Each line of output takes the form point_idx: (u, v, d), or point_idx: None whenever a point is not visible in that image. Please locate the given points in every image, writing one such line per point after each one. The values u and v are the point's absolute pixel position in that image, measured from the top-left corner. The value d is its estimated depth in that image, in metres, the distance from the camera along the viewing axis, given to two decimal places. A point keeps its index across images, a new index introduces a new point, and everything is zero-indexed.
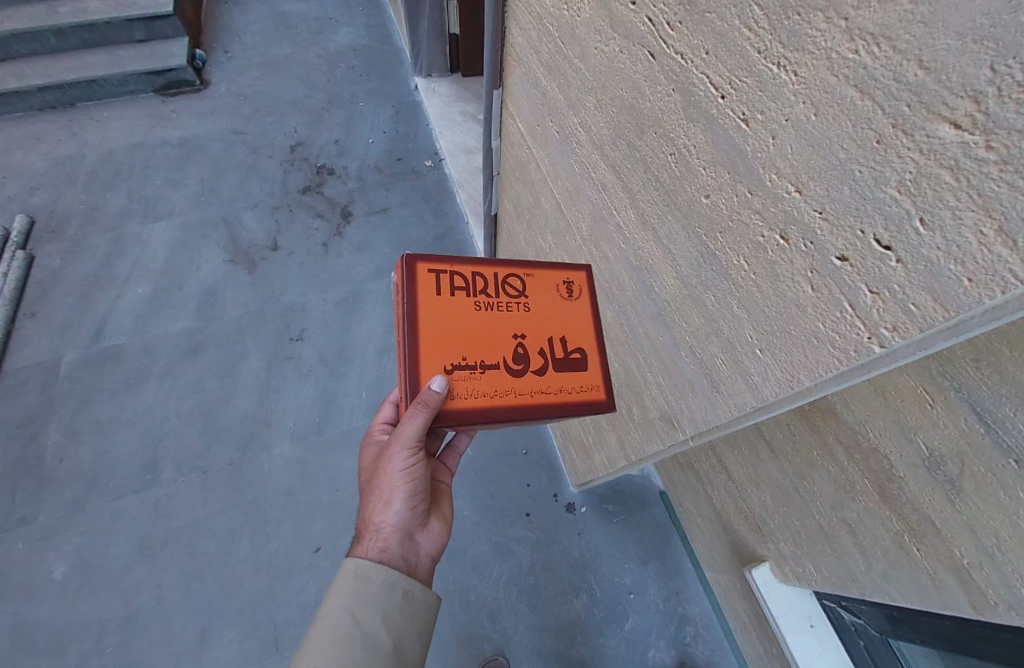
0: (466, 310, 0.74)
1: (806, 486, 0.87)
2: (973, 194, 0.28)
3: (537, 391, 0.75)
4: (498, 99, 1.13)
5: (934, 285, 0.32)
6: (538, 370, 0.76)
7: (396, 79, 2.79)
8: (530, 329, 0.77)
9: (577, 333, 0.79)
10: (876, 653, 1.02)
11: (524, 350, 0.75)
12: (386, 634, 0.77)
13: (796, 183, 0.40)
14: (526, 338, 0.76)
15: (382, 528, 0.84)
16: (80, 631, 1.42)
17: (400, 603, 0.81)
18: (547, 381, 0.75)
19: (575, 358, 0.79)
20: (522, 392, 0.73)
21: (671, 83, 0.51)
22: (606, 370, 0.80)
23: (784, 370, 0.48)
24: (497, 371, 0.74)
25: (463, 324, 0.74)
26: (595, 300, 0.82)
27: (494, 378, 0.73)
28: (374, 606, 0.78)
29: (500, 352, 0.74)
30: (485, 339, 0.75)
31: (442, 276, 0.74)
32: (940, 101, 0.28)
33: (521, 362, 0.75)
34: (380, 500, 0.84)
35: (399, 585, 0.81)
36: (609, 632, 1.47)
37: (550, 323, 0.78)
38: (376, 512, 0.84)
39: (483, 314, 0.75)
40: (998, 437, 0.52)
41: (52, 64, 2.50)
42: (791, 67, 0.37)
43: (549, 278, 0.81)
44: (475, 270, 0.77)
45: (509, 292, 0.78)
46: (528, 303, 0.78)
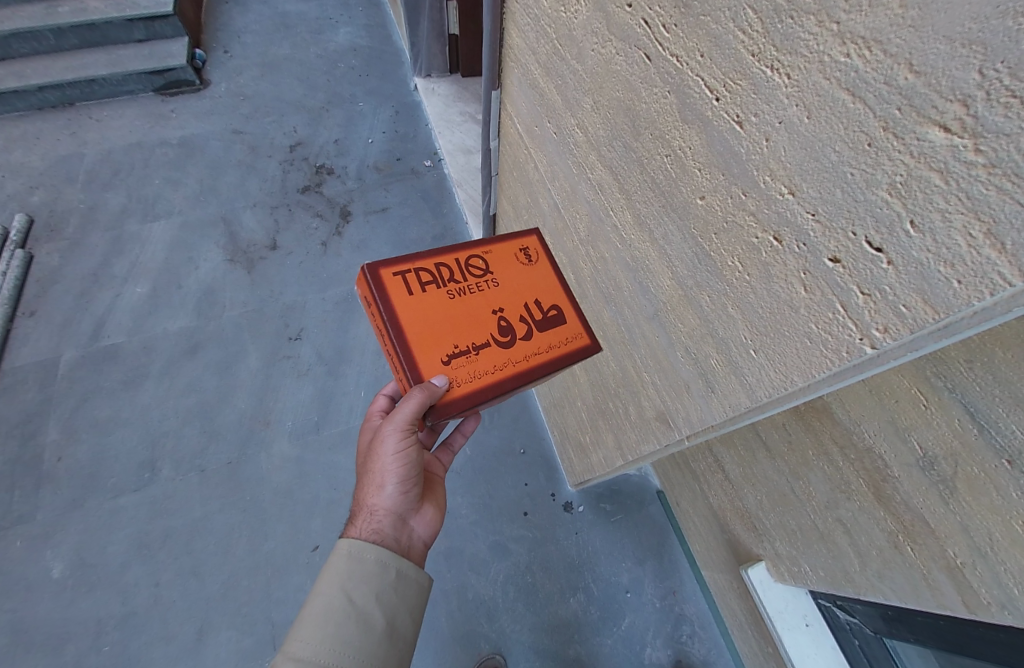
0: (443, 301, 0.80)
1: (802, 486, 0.87)
2: (962, 197, 0.29)
3: (529, 354, 0.80)
4: (497, 100, 1.14)
5: (924, 286, 0.33)
6: (524, 336, 0.82)
7: (396, 80, 2.79)
8: (504, 302, 0.83)
9: (548, 294, 0.87)
10: (871, 653, 1.02)
11: (507, 321, 0.81)
12: (379, 613, 0.78)
13: (789, 184, 0.40)
14: (504, 311, 0.83)
15: (376, 510, 0.84)
16: (78, 629, 1.43)
17: (392, 583, 0.81)
18: (535, 343, 0.81)
19: (554, 316, 0.86)
20: (517, 359, 0.79)
21: (666, 85, 0.51)
22: (583, 317, 0.88)
23: (777, 370, 0.48)
24: (489, 348, 0.79)
25: (441, 314, 0.79)
26: (550, 261, 0.91)
27: (488, 354, 0.78)
28: (367, 586, 0.79)
29: (486, 331, 0.80)
30: (468, 323, 0.80)
31: (407, 275, 0.79)
32: (930, 104, 0.29)
33: (508, 332, 0.81)
34: (374, 482, 0.84)
35: (393, 567, 0.81)
36: (606, 630, 1.47)
37: (521, 292, 0.85)
38: (370, 494, 0.85)
39: (458, 300, 0.81)
40: (991, 438, 0.52)
41: (51, 64, 2.50)
42: (784, 70, 0.37)
43: (506, 251, 0.89)
44: (438, 263, 0.83)
45: (475, 273, 0.84)
46: (495, 279, 0.85)
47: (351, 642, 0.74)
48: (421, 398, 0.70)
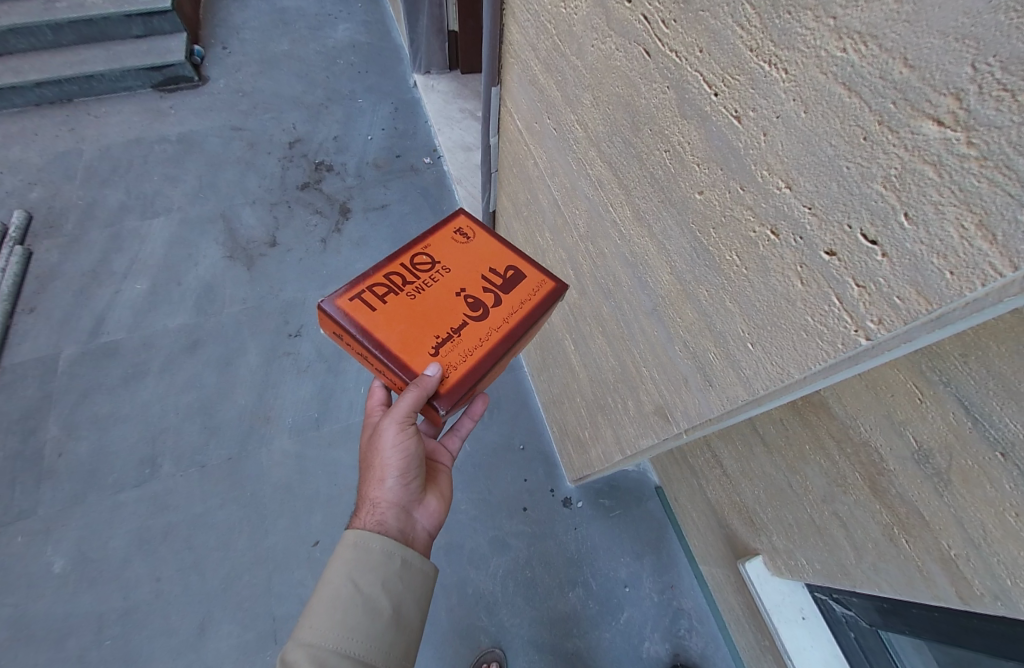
0: (407, 303, 0.83)
1: (799, 480, 0.88)
2: (955, 190, 0.29)
3: (505, 317, 0.84)
4: (497, 97, 1.14)
5: (917, 278, 0.33)
6: (494, 303, 0.85)
7: (395, 76, 2.79)
8: (461, 282, 0.87)
9: (499, 258, 0.90)
10: (867, 645, 1.04)
11: (472, 297, 0.85)
12: (386, 600, 0.79)
13: (786, 179, 0.41)
14: (466, 289, 0.86)
15: (379, 503, 0.85)
16: (80, 623, 1.43)
17: (398, 572, 0.82)
18: (506, 306, 0.85)
19: (514, 275, 0.88)
20: (496, 326, 0.83)
21: (665, 81, 0.52)
22: (540, 264, 0.90)
23: (774, 364, 0.49)
24: (469, 326, 0.82)
25: (412, 316, 0.82)
26: (486, 227, 0.93)
27: (469, 331, 0.82)
28: (374, 574, 0.79)
29: (459, 313, 0.83)
30: (439, 313, 0.83)
31: (361, 297, 0.82)
32: (923, 98, 0.29)
33: (478, 306, 0.84)
34: (375, 477, 0.85)
35: (398, 555, 0.82)
36: (605, 624, 1.48)
37: (472, 267, 0.88)
38: (372, 488, 0.86)
39: (421, 298, 0.84)
40: (985, 430, 0.53)
41: (50, 60, 2.49)
42: (782, 65, 0.38)
43: (441, 236, 0.91)
44: (386, 274, 0.85)
45: (424, 267, 0.87)
46: (445, 265, 0.87)
47: (359, 628, 0.75)
48: (417, 390, 0.74)
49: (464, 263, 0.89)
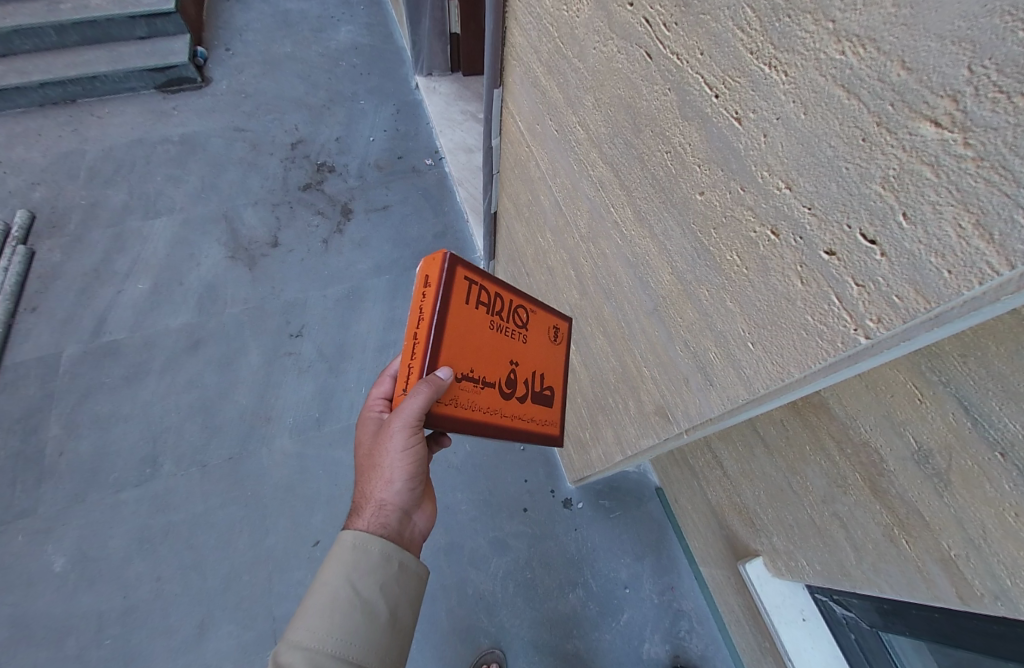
0: (485, 323, 0.78)
1: (799, 480, 0.88)
2: (953, 190, 0.30)
3: (515, 416, 0.84)
4: (498, 99, 1.15)
5: (916, 277, 0.34)
6: (521, 396, 0.85)
7: (397, 78, 2.80)
8: (521, 356, 0.85)
9: (550, 374, 0.92)
10: (867, 647, 1.04)
11: (515, 376, 0.84)
12: (382, 602, 0.79)
13: (786, 179, 0.41)
14: (518, 364, 0.85)
15: (384, 504, 0.84)
16: (80, 623, 1.43)
17: (395, 575, 0.82)
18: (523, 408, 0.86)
19: (544, 396, 0.92)
20: (506, 414, 0.82)
21: (666, 83, 0.52)
22: (563, 409, 0.96)
23: (775, 363, 0.49)
24: (492, 390, 0.80)
25: (479, 335, 0.77)
26: (567, 346, 0.96)
27: (489, 396, 0.79)
28: (371, 576, 0.80)
29: (497, 372, 0.80)
30: (489, 355, 0.79)
31: (473, 284, 0.76)
32: (921, 99, 0.30)
33: (512, 387, 0.83)
34: (382, 479, 0.84)
35: (395, 559, 0.82)
36: (605, 626, 1.48)
37: (537, 359, 0.89)
38: (377, 489, 0.85)
39: (494, 331, 0.80)
40: (985, 430, 0.53)
41: (53, 61, 2.51)
42: (782, 68, 0.38)
43: (543, 312, 0.91)
44: (497, 291, 0.81)
45: (514, 315, 0.85)
46: (526, 332, 0.86)
47: (357, 630, 0.75)
48: (428, 389, 0.67)
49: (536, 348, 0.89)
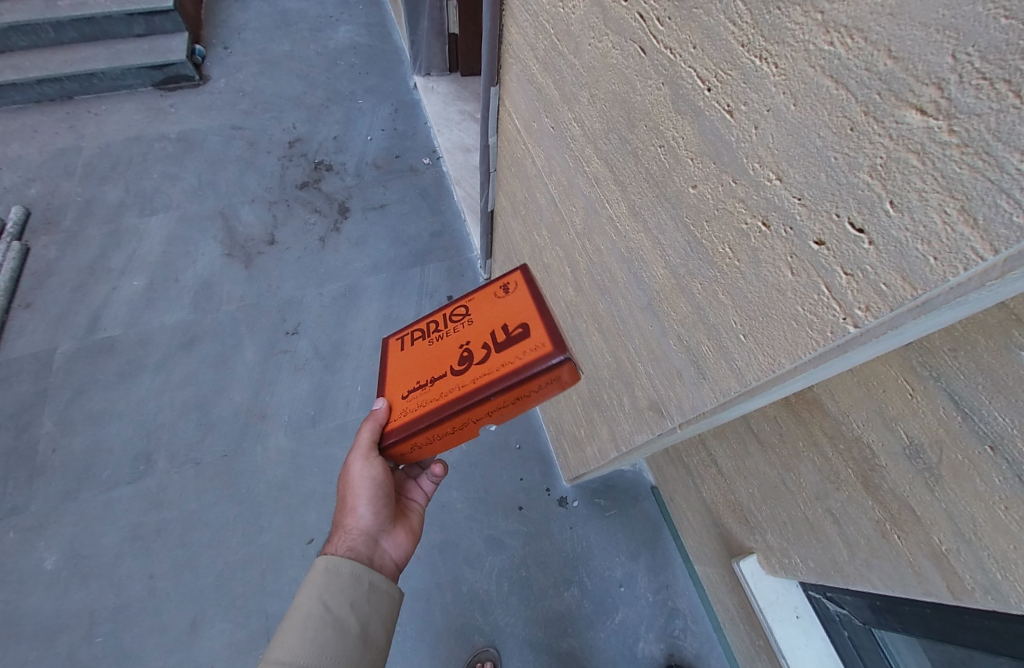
0: (423, 349, 0.86)
1: (792, 477, 0.88)
2: (938, 177, 0.30)
3: (480, 378, 0.73)
4: (495, 96, 1.15)
5: (903, 264, 0.34)
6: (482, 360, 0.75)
7: (395, 78, 2.80)
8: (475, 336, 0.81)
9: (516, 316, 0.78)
10: (860, 644, 1.04)
11: (468, 352, 0.78)
12: (354, 619, 0.79)
13: (776, 171, 0.42)
14: (471, 343, 0.79)
15: (350, 530, 0.88)
16: (71, 620, 1.43)
17: (366, 594, 0.83)
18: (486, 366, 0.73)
19: (517, 335, 0.75)
20: (465, 383, 0.73)
21: (660, 77, 0.53)
22: (553, 329, 0.73)
23: (765, 354, 0.50)
24: (443, 378, 0.78)
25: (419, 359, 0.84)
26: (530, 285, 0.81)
27: (437, 384, 0.77)
28: (344, 595, 0.80)
29: (447, 364, 0.80)
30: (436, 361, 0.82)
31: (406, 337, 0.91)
32: (906, 88, 0.30)
33: (465, 361, 0.77)
34: (349, 504, 0.89)
35: (365, 579, 0.83)
36: (599, 624, 1.48)
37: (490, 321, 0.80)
38: (346, 517, 0.90)
39: (437, 344, 0.85)
40: (974, 425, 0.54)
41: (50, 57, 2.50)
42: (772, 59, 0.39)
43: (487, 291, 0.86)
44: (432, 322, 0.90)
45: (456, 319, 0.86)
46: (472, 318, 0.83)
47: (329, 649, 0.75)
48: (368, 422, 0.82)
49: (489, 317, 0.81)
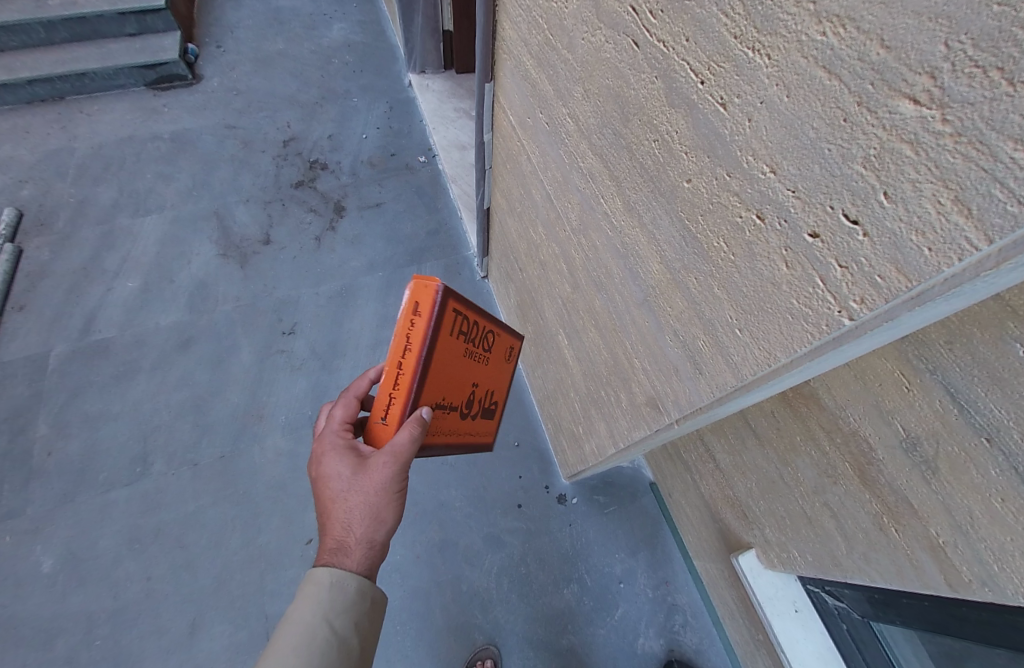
0: (460, 356, 0.86)
1: (790, 472, 0.88)
2: (932, 167, 0.30)
3: (464, 430, 0.99)
4: (490, 93, 1.15)
5: (897, 256, 0.34)
6: (471, 412, 0.99)
7: (390, 75, 2.79)
8: (479, 379, 0.96)
9: (498, 394, 1.08)
10: (859, 636, 1.04)
11: (472, 396, 0.97)
12: (356, 637, 0.78)
13: (771, 163, 0.41)
14: (477, 387, 0.97)
15: (372, 543, 0.80)
16: (69, 624, 1.42)
17: (369, 609, 0.81)
18: (469, 423, 1.00)
19: (490, 410, 1.08)
20: (458, 430, 0.96)
21: (653, 71, 0.52)
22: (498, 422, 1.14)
23: (761, 348, 0.49)
24: (455, 411, 0.92)
25: (455, 369, 0.85)
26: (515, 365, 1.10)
27: (453, 418, 0.92)
28: (348, 612, 0.78)
29: (461, 397, 0.92)
30: (460, 383, 0.89)
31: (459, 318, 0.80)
32: (899, 78, 0.30)
33: (467, 405, 0.96)
34: (374, 518, 0.79)
35: (369, 595, 0.81)
36: (599, 621, 1.49)
37: (492, 382, 1.03)
38: (366, 529, 0.79)
39: (467, 361, 0.89)
40: (971, 418, 0.54)
41: (40, 57, 2.47)
42: (764, 51, 0.38)
43: (506, 348, 1.03)
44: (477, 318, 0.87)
45: (484, 347, 0.94)
46: (489, 359, 0.98)
47: None
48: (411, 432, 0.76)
49: (494, 374, 1.03)
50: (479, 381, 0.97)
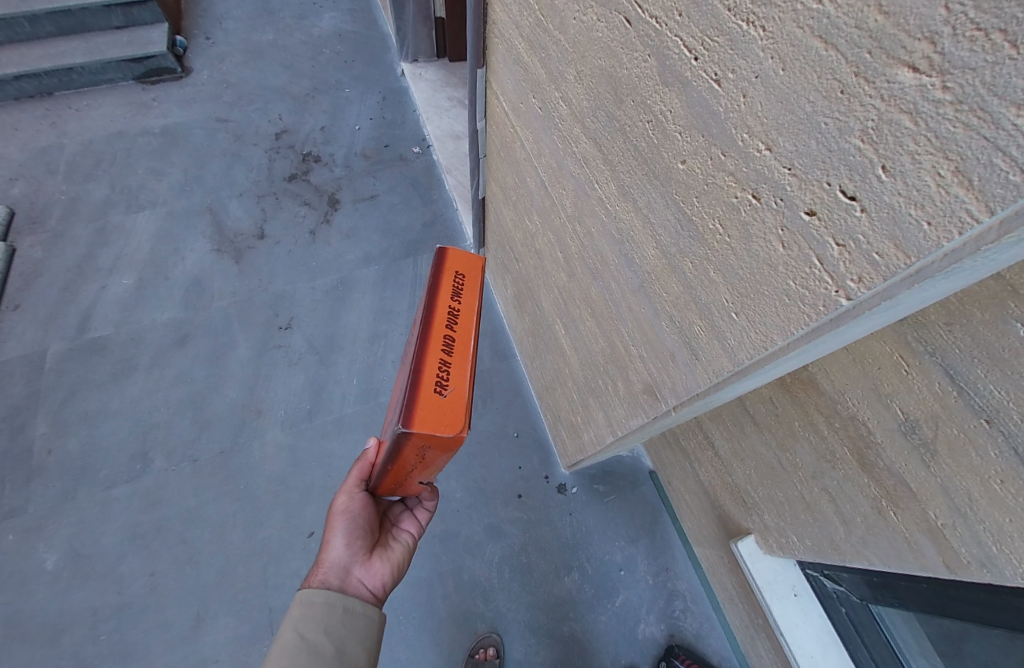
0: (398, 377, 0.95)
1: (789, 457, 0.88)
2: (931, 138, 0.29)
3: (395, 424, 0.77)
4: (482, 79, 1.12)
5: (896, 232, 0.33)
6: (396, 402, 0.78)
7: (383, 65, 2.75)
8: (406, 365, 0.83)
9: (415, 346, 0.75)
10: (857, 619, 1.05)
11: (402, 386, 0.82)
12: (329, 644, 0.82)
13: (765, 140, 0.40)
14: (403, 374, 0.83)
15: (325, 562, 0.91)
16: (74, 619, 1.43)
17: (341, 618, 0.86)
18: (394, 414, 0.76)
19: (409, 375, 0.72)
20: (391, 433, 0.79)
21: (646, 48, 0.51)
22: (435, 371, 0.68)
23: (758, 332, 0.49)
24: (394, 420, 0.85)
25: (395, 388, 0.94)
26: (434, 293, 0.75)
27: (390, 428, 0.85)
28: (317, 623, 0.84)
29: (396, 403, 0.86)
30: (396, 395, 0.89)
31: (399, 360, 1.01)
32: (898, 45, 0.29)
33: (399, 401, 0.81)
34: (325, 538, 0.93)
35: (339, 604, 0.87)
36: (600, 608, 1.50)
37: (411, 348, 0.80)
38: (325, 550, 0.93)
39: (400, 374, 0.91)
40: (970, 399, 0.53)
41: (26, 52, 2.43)
42: (760, 23, 0.37)
43: (421, 300, 0.84)
44: (409, 339, 0.96)
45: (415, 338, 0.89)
46: (413, 340, 0.85)
47: None
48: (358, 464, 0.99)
49: (416, 338, 0.81)
50: (406, 366, 0.83)
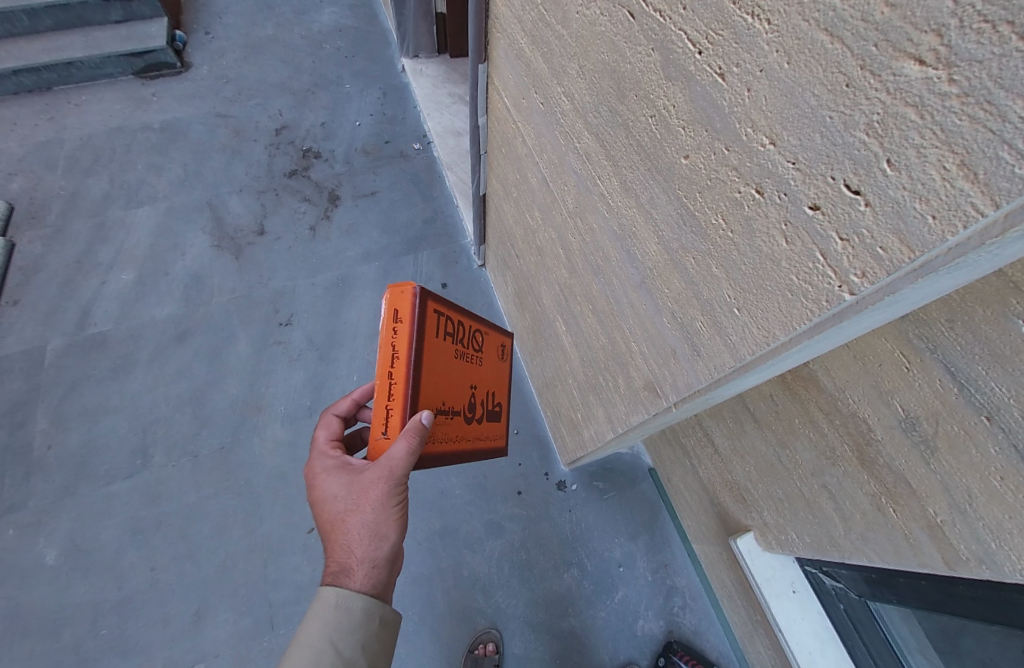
0: (450, 355, 0.87)
1: (789, 455, 0.88)
2: (937, 131, 0.29)
3: (472, 435, 0.98)
4: (483, 74, 1.12)
5: (900, 226, 0.33)
6: (477, 419, 1.00)
7: (383, 60, 2.74)
8: (477, 381, 0.99)
9: (498, 388, 1.08)
10: (856, 616, 1.05)
11: (473, 400, 0.98)
12: (364, 660, 0.79)
13: (770, 134, 0.40)
14: (476, 390, 0.99)
15: (371, 562, 0.80)
16: (75, 614, 1.43)
17: (377, 631, 0.81)
18: (478, 429, 1.00)
19: (495, 410, 1.08)
20: (466, 438, 0.95)
21: (649, 43, 0.51)
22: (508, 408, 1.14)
23: (760, 328, 0.49)
24: (458, 417, 0.91)
25: (448, 368, 0.86)
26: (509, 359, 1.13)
27: (457, 424, 0.91)
28: (353, 635, 0.79)
29: (462, 401, 0.92)
30: (457, 387, 0.90)
31: (441, 318, 0.83)
32: (905, 37, 0.28)
33: (471, 411, 0.97)
34: (372, 535, 0.79)
35: (378, 616, 0.81)
36: (599, 604, 1.50)
37: (489, 381, 1.04)
38: (367, 548, 0.80)
39: (459, 363, 0.90)
40: (971, 395, 0.53)
41: (25, 46, 2.42)
42: (765, 16, 0.37)
43: (495, 344, 1.07)
44: (458, 319, 0.90)
45: (473, 345, 0.97)
46: (481, 361, 1.00)
47: None
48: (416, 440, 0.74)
49: (487, 374, 1.04)
50: (476, 383, 0.99)
